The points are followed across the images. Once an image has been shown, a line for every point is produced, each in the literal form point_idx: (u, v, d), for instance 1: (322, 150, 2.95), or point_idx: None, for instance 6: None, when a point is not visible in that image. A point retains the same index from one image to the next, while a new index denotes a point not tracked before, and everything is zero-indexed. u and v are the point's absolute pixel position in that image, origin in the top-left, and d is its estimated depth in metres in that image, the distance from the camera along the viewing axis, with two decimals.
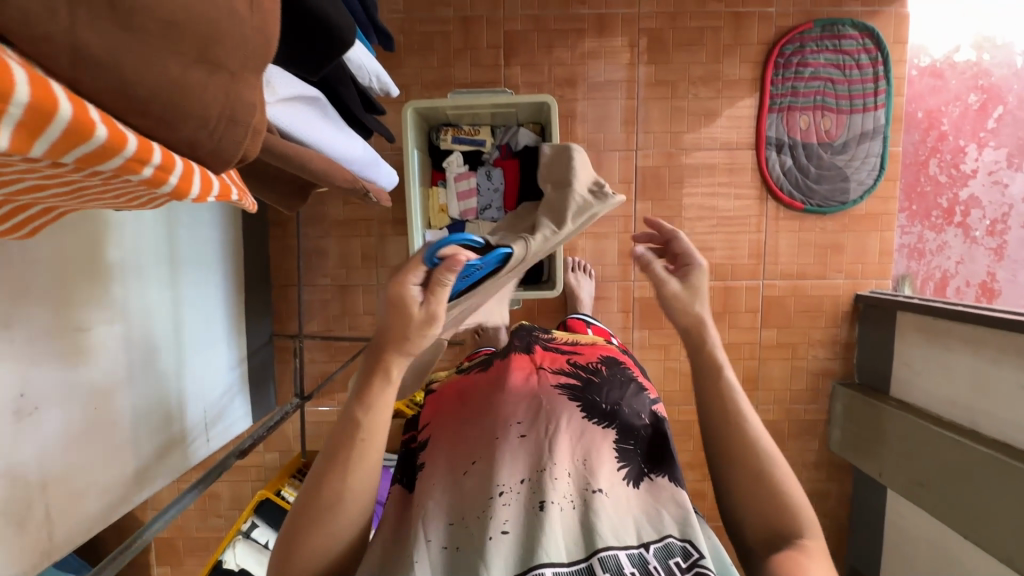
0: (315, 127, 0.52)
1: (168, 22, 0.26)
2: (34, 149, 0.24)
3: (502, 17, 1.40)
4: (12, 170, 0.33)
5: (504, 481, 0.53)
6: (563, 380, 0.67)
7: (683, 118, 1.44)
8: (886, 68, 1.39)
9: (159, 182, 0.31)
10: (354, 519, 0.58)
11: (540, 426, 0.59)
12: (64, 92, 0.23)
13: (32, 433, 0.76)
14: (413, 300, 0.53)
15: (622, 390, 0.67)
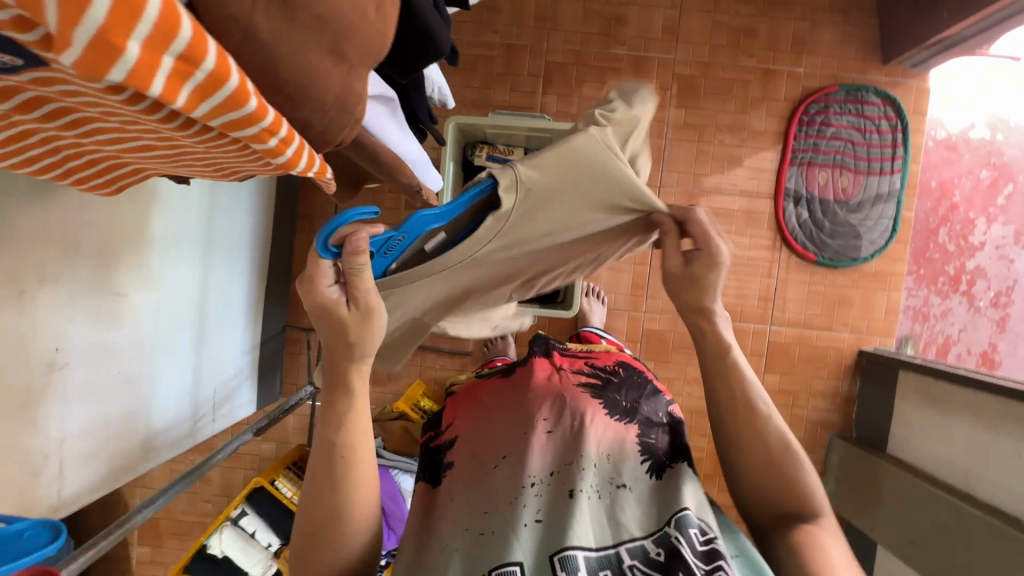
0: (387, 127, 0.57)
1: (318, 18, 0.31)
2: (198, 108, 0.27)
3: (545, 49, 1.47)
4: (133, 124, 0.36)
5: (534, 473, 0.59)
6: (586, 382, 0.73)
7: (707, 162, 1.49)
8: (904, 136, 1.46)
9: (277, 154, 0.34)
10: (364, 522, 0.57)
11: (564, 424, 0.64)
12: (234, 65, 0.27)
13: (60, 387, 0.78)
14: (337, 302, 0.51)
15: (640, 391, 0.75)
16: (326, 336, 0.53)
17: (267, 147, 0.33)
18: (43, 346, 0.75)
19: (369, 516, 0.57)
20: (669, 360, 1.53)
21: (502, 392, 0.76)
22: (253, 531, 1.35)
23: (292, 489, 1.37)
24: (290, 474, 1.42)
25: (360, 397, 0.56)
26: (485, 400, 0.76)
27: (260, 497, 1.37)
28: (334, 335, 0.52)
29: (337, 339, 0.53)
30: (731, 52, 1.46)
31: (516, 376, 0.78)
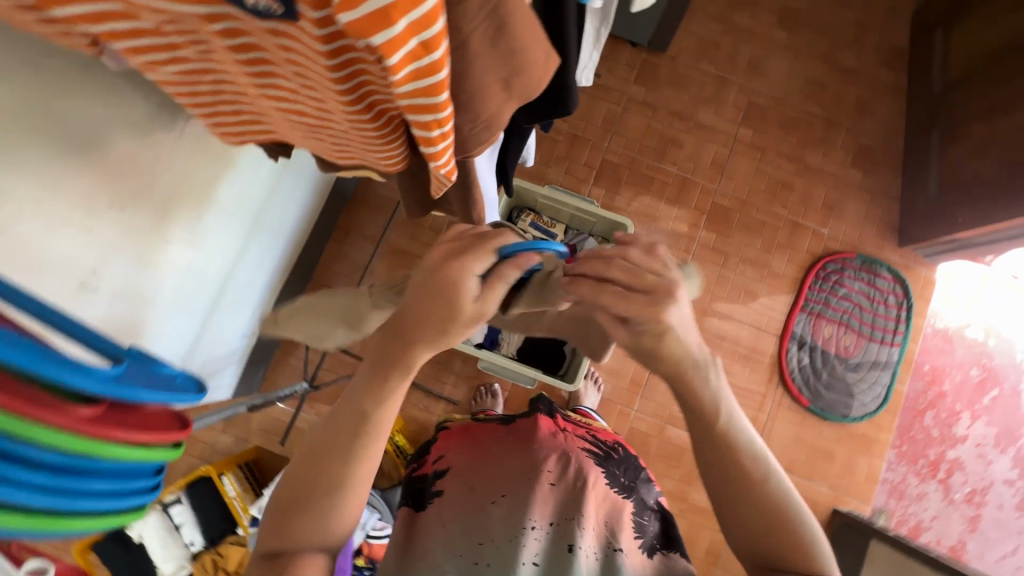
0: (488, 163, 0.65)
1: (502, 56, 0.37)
2: (403, 86, 0.33)
3: (605, 147, 1.62)
4: (306, 81, 0.42)
5: (535, 518, 0.61)
6: (588, 450, 0.75)
7: (727, 286, 1.58)
8: (908, 315, 1.56)
9: (431, 144, 0.39)
10: (359, 502, 0.60)
11: (568, 479, 0.67)
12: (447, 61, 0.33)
13: (80, 310, 0.77)
14: (468, 291, 0.51)
15: (636, 473, 0.77)
16: (412, 305, 0.53)
17: (428, 136, 0.38)
18: (84, 264, 0.75)
19: (362, 497, 0.60)
20: (648, 465, 1.52)
21: (502, 436, 0.78)
22: (180, 523, 1.26)
23: (237, 488, 1.30)
24: (239, 473, 1.35)
25: (409, 377, 0.57)
26: (481, 440, 0.78)
27: (202, 488, 1.29)
28: (429, 312, 0.52)
29: (427, 311, 0.52)
30: (768, 197, 1.61)
31: (518, 425, 0.80)
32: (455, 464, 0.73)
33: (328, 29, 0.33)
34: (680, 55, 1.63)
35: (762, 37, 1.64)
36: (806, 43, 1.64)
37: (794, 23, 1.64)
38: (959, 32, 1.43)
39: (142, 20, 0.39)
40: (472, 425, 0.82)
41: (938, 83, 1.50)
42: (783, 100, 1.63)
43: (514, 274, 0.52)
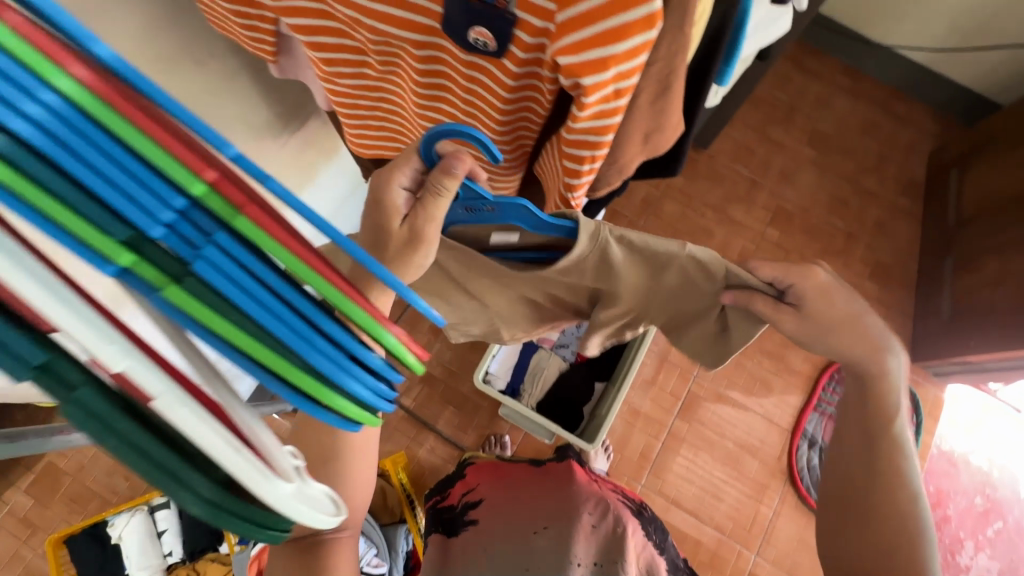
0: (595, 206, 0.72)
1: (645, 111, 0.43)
2: (581, 122, 0.39)
3: (640, 226, 1.71)
4: (472, 110, 0.48)
5: (578, 555, 0.68)
6: (622, 498, 0.80)
7: (743, 374, 1.60)
8: (916, 430, 1.59)
9: (576, 176, 0.45)
10: (364, 478, 0.64)
11: (607, 524, 0.72)
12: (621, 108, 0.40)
13: None
14: (397, 209, 0.49)
15: (659, 530, 0.81)
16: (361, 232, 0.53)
17: (578, 168, 0.44)
18: None
19: (365, 476, 0.64)
20: None
21: (533, 475, 0.84)
22: (163, 530, 1.22)
23: None
24: None
25: None
26: (511, 476, 0.84)
27: None
28: (376, 245, 0.51)
29: (377, 237, 0.51)
30: None
31: (549, 467, 0.85)
32: (490, 497, 0.80)
33: (526, 68, 0.40)
34: (718, 155, 1.77)
35: (794, 151, 1.79)
36: (833, 163, 1.79)
37: (824, 143, 1.80)
38: (975, 174, 1.57)
39: (352, 40, 0.46)
40: (494, 460, 0.88)
41: (953, 216, 1.62)
42: (809, 210, 1.75)
43: (439, 181, 0.45)
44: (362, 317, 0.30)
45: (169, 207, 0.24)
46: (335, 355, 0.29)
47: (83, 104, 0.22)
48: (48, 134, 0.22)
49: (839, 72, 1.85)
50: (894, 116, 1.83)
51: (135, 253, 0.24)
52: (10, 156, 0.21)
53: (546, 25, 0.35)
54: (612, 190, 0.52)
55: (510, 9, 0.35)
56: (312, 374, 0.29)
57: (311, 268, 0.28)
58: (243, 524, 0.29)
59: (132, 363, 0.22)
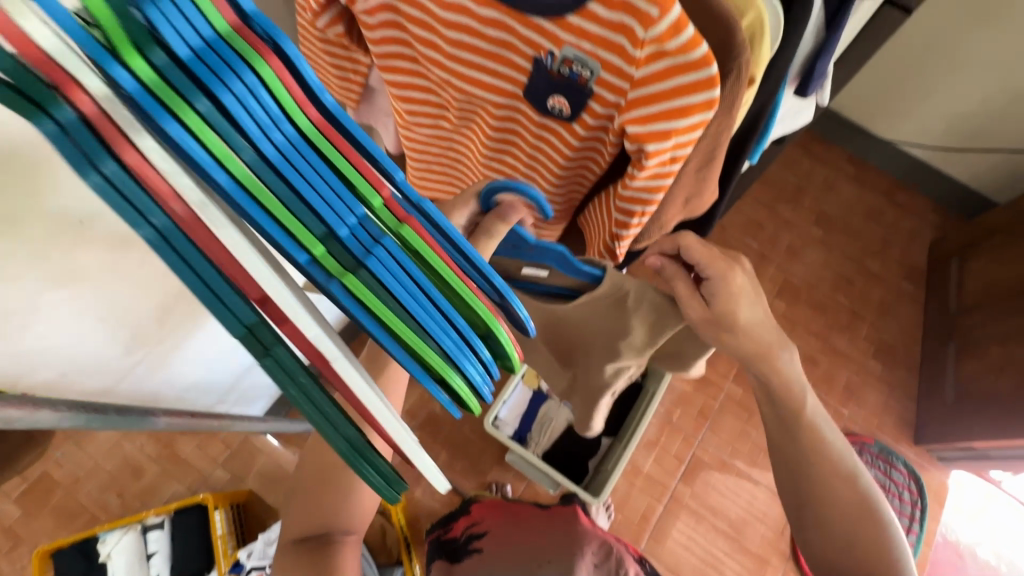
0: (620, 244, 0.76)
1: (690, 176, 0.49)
2: (638, 182, 0.46)
3: None
4: (534, 166, 0.55)
5: None
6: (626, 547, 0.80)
7: (748, 443, 1.60)
8: (922, 514, 1.57)
9: (625, 227, 0.52)
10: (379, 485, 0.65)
11: (610, 565, 0.72)
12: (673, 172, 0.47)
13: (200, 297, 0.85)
14: None
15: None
16: None
17: (627, 220, 0.51)
18: None
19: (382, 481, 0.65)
20: None
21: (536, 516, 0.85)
22: (152, 552, 1.18)
23: (224, 527, 1.22)
24: (229, 511, 1.28)
25: None
26: (518, 515, 0.85)
27: (189, 517, 1.22)
28: None
29: None
30: None
31: (555, 510, 0.86)
32: (494, 531, 0.81)
33: (593, 131, 0.47)
34: (729, 227, 1.85)
35: (802, 229, 1.87)
36: (839, 243, 1.87)
37: (830, 224, 1.89)
38: (974, 265, 1.65)
39: (437, 97, 0.54)
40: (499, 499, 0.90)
41: (954, 303, 1.68)
42: (816, 286, 1.81)
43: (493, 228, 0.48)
44: (483, 313, 0.28)
45: (353, 212, 0.25)
46: (462, 338, 0.27)
47: (309, 128, 0.24)
48: (281, 152, 0.24)
49: (844, 161, 1.97)
50: (896, 204, 1.93)
51: (323, 246, 0.24)
52: (257, 171, 0.23)
53: (617, 100, 0.42)
54: (653, 242, 0.59)
55: (589, 85, 0.42)
56: (441, 356, 0.26)
57: (430, 247, 0.26)
58: (375, 477, 0.29)
59: (328, 346, 0.23)
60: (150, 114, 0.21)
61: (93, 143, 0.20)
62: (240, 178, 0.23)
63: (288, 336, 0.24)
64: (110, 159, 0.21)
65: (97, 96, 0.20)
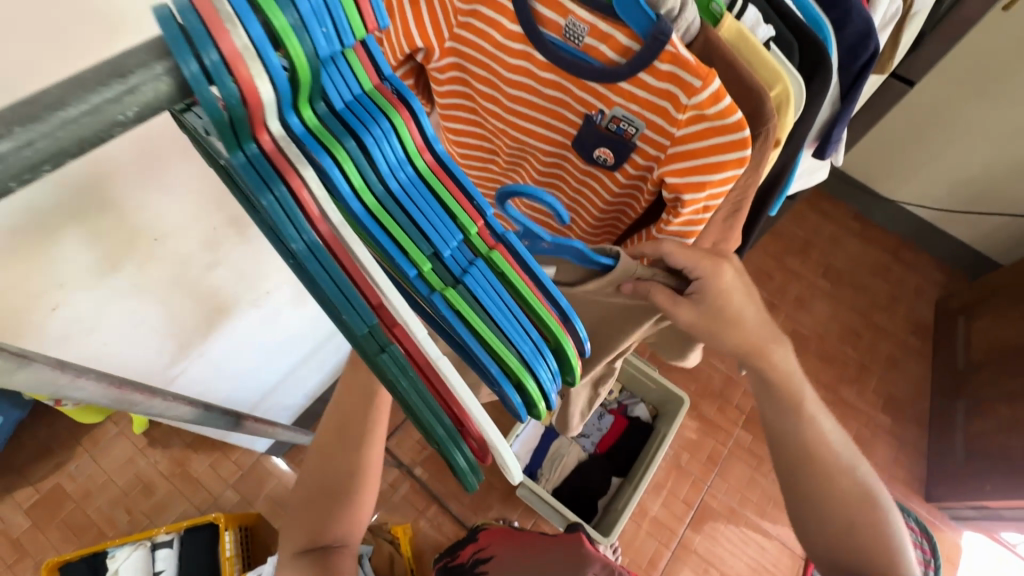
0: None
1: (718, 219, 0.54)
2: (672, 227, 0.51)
3: None
4: (575, 205, 0.61)
5: None
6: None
7: (757, 491, 1.59)
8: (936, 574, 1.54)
9: None
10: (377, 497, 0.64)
11: None
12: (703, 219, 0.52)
13: (243, 317, 0.89)
14: None
15: None
16: None
17: None
18: (266, 284, 0.87)
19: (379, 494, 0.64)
20: None
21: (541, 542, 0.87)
22: (159, 570, 1.18)
23: (231, 548, 1.22)
24: (238, 533, 1.27)
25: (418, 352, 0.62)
26: (524, 542, 0.86)
27: (198, 536, 1.22)
28: None
29: None
30: None
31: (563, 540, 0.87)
32: (501, 554, 0.82)
33: (633, 179, 0.53)
34: None
35: (810, 281, 1.92)
36: (846, 296, 1.91)
37: (837, 277, 1.94)
38: (981, 323, 1.68)
39: (491, 143, 0.60)
40: (504, 528, 0.92)
41: (962, 359, 1.70)
42: (824, 337, 1.84)
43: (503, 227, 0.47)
44: (555, 327, 0.31)
45: (458, 236, 0.29)
46: (538, 346, 0.31)
47: (426, 168, 0.29)
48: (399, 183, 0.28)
49: (851, 217, 2.04)
50: (902, 261, 1.99)
51: (429, 264, 0.29)
52: (382, 202, 0.28)
53: (657, 153, 0.48)
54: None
55: (634, 139, 0.48)
56: (520, 362, 0.30)
57: (516, 272, 0.30)
58: (463, 466, 0.30)
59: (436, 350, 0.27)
60: (312, 152, 0.26)
61: (270, 173, 0.25)
62: (370, 206, 0.28)
63: (399, 337, 0.28)
64: (281, 186, 0.25)
65: (277, 136, 0.25)
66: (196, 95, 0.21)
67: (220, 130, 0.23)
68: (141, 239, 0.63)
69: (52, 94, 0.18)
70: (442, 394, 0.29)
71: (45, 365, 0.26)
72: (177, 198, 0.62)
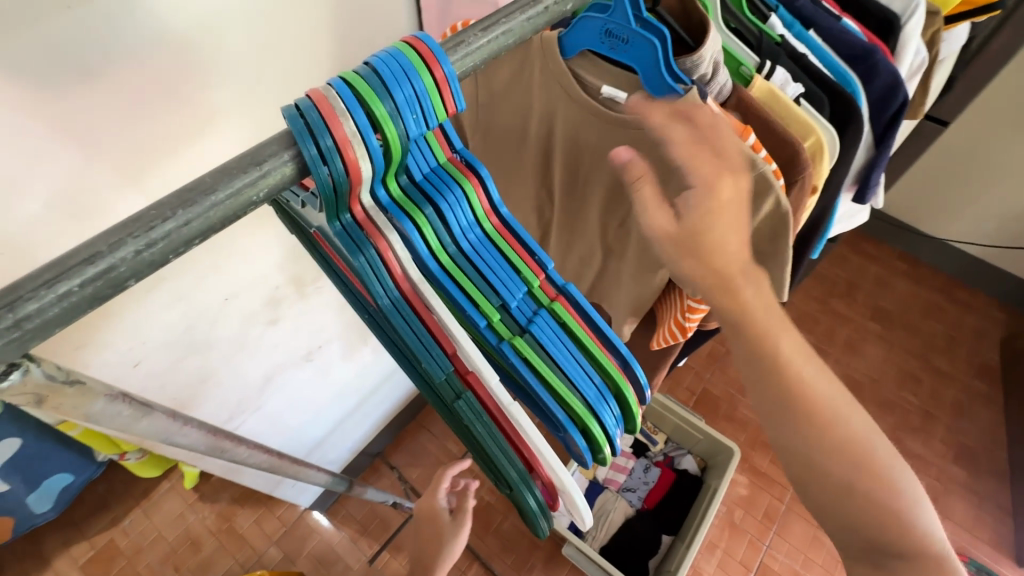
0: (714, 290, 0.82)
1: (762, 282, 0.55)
2: None
3: (706, 378, 1.73)
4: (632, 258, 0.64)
5: None
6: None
7: (822, 552, 1.47)
8: None
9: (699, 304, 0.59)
10: None
11: None
12: None
13: (294, 373, 0.93)
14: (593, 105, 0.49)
15: None
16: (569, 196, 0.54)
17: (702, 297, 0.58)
18: (317, 341, 0.91)
19: None
20: None
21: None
22: None
23: None
24: None
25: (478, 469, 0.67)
26: None
27: None
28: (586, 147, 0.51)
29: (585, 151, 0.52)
30: None
31: None
32: None
33: None
34: None
35: (858, 324, 1.85)
36: (900, 338, 1.83)
37: (888, 319, 1.86)
38: None
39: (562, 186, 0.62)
40: None
41: None
42: (879, 382, 1.74)
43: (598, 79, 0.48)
44: (616, 372, 0.32)
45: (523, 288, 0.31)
46: (601, 390, 0.32)
47: (492, 229, 0.32)
48: (469, 242, 0.31)
49: (896, 258, 1.99)
50: (956, 301, 1.90)
51: (498, 314, 0.31)
52: (453, 258, 0.31)
53: None
54: (722, 323, 0.65)
55: None
56: (585, 406, 0.31)
57: (577, 320, 0.32)
58: (534, 508, 0.31)
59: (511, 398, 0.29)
60: (397, 217, 0.29)
61: (361, 238, 0.28)
62: (445, 264, 0.30)
63: (472, 384, 0.30)
64: (371, 248, 0.28)
65: (369, 207, 0.28)
66: (313, 173, 0.24)
67: (322, 202, 0.27)
68: (213, 300, 0.68)
69: (204, 182, 0.21)
70: (513, 438, 0.30)
71: (163, 413, 0.28)
72: (245, 262, 0.68)
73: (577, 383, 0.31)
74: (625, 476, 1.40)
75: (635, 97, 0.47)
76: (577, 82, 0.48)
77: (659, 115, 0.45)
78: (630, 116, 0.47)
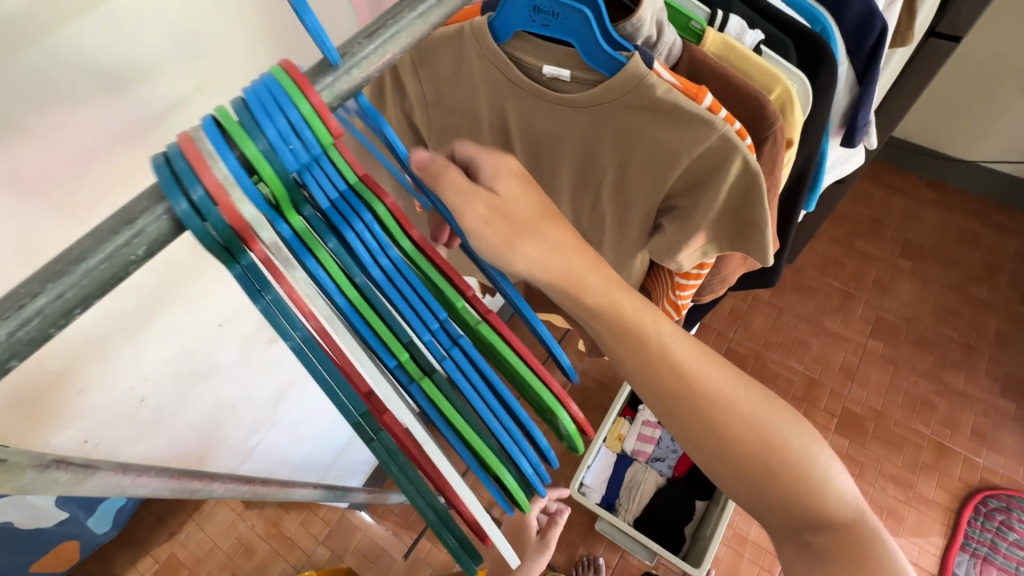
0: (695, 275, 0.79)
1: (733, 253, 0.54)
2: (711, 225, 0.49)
3: (730, 336, 1.67)
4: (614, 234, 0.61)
5: None
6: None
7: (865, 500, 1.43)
8: None
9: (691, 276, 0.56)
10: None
11: None
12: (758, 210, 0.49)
13: (306, 386, 0.94)
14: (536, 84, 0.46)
15: None
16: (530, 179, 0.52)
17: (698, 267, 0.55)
18: None
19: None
20: None
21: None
22: None
23: None
24: None
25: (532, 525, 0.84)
26: None
27: None
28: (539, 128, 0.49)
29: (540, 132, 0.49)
30: (906, 411, 1.54)
31: None
32: None
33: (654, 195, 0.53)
34: (805, 268, 1.76)
35: (887, 262, 1.76)
36: (934, 272, 1.73)
37: (920, 254, 1.76)
38: None
39: None
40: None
41: None
42: (915, 320, 1.66)
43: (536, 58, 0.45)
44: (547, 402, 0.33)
45: (438, 317, 0.32)
46: (515, 435, 0.33)
47: (407, 251, 0.33)
48: (384, 278, 0.32)
49: (924, 186, 1.86)
50: (993, 225, 1.78)
51: (407, 353, 0.32)
52: (366, 293, 0.31)
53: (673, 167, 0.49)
54: (716, 294, 0.62)
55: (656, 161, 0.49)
56: (499, 455, 0.32)
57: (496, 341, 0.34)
58: (455, 548, 0.34)
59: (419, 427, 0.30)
60: (298, 252, 0.30)
61: (263, 277, 0.29)
62: (355, 298, 0.31)
63: (388, 424, 0.33)
64: (274, 289, 0.29)
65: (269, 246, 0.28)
66: (190, 227, 0.24)
67: (219, 247, 0.28)
68: (207, 327, 0.69)
69: (75, 251, 0.21)
70: (430, 475, 0.34)
71: (108, 471, 0.28)
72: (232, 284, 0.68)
73: (494, 419, 0.32)
74: (653, 445, 1.38)
75: (581, 73, 0.44)
76: (516, 66, 0.46)
77: (608, 89, 0.42)
78: (578, 95, 0.44)
